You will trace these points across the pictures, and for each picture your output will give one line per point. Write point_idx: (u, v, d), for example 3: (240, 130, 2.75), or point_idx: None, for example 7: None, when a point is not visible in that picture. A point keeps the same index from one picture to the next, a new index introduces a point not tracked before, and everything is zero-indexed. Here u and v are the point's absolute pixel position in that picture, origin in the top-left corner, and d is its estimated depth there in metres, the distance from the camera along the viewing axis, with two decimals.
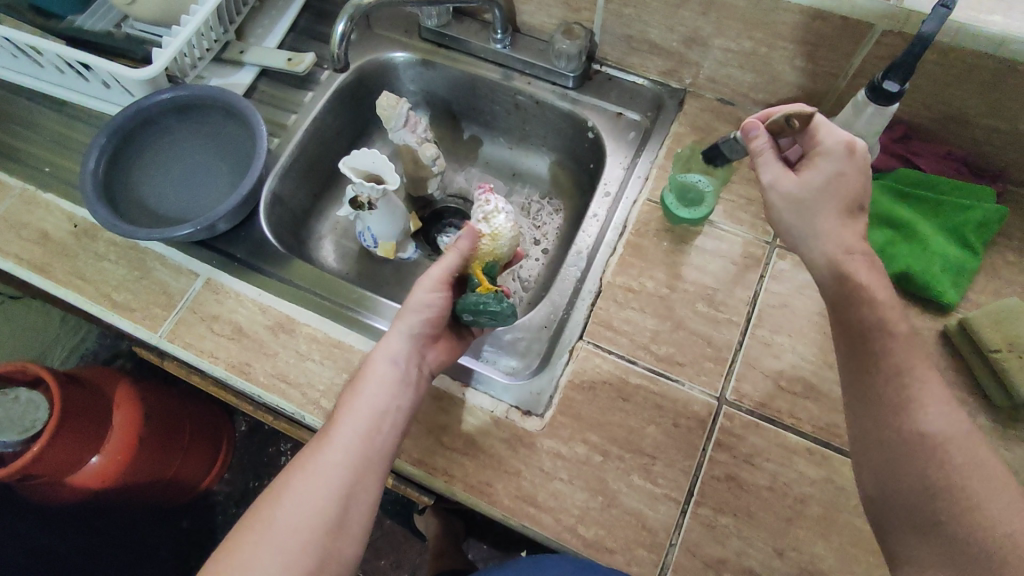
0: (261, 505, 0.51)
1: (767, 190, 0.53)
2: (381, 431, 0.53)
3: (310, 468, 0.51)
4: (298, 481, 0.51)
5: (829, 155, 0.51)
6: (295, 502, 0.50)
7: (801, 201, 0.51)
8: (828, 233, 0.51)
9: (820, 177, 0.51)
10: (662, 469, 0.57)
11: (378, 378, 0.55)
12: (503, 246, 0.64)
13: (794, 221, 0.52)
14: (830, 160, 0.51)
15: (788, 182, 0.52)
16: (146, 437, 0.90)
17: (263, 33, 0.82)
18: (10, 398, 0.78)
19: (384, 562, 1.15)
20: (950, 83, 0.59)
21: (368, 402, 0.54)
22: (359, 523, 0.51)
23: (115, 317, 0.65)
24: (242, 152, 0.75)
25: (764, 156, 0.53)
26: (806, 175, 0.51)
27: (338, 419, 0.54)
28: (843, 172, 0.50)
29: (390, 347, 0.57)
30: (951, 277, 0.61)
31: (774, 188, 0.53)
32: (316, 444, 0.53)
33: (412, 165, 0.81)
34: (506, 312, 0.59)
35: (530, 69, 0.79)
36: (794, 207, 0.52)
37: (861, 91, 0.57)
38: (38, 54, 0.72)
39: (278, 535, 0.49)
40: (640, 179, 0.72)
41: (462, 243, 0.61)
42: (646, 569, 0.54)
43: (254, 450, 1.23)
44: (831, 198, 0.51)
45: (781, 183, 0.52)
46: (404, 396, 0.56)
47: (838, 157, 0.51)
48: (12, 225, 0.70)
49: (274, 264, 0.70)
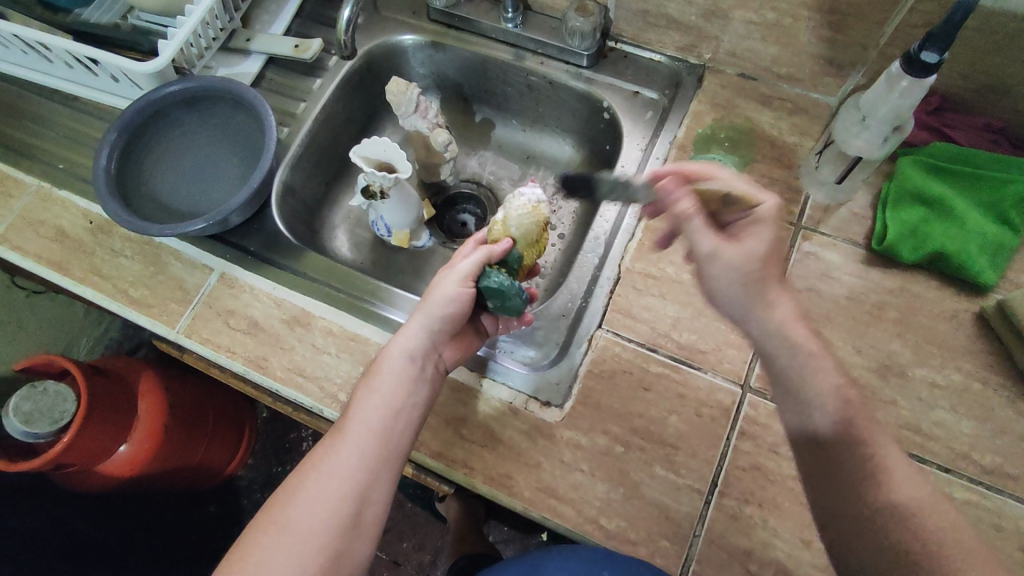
0: (274, 507, 0.51)
1: (706, 260, 0.50)
2: (397, 430, 0.54)
3: (325, 469, 0.52)
4: (314, 481, 0.51)
5: (764, 222, 0.50)
6: (309, 505, 0.50)
7: (742, 264, 0.49)
8: (776, 305, 0.49)
9: (762, 244, 0.49)
10: (685, 460, 0.56)
11: (392, 374, 0.55)
12: (515, 231, 0.61)
13: (738, 297, 0.49)
14: (761, 226, 0.49)
15: (732, 249, 0.49)
16: (170, 427, 0.91)
17: (269, 20, 0.80)
18: (38, 390, 0.77)
19: (407, 544, 1.17)
20: (990, 50, 0.56)
21: (385, 401, 0.54)
22: (373, 524, 0.52)
23: (133, 313, 0.65)
24: (253, 143, 0.74)
25: (693, 221, 0.50)
26: (746, 243, 0.49)
27: (351, 417, 0.54)
28: (777, 236, 0.50)
29: (407, 342, 0.56)
30: (987, 256, 0.58)
31: (717, 256, 0.49)
32: (330, 443, 0.53)
33: (423, 151, 0.80)
34: (507, 292, 0.58)
35: (543, 49, 0.76)
36: (733, 279, 0.49)
37: (895, 63, 0.53)
38: (47, 50, 0.71)
39: (293, 539, 0.49)
40: (658, 161, 0.70)
41: (496, 249, 0.59)
42: (670, 561, 0.53)
43: (277, 436, 1.24)
44: (772, 265, 0.49)
45: (720, 251, 0.49)
46: (419, 394, 0.56)
47: (773, 222, 0.50)
48: (29, 223, 0.70)
49: (288, 257, 0.70)
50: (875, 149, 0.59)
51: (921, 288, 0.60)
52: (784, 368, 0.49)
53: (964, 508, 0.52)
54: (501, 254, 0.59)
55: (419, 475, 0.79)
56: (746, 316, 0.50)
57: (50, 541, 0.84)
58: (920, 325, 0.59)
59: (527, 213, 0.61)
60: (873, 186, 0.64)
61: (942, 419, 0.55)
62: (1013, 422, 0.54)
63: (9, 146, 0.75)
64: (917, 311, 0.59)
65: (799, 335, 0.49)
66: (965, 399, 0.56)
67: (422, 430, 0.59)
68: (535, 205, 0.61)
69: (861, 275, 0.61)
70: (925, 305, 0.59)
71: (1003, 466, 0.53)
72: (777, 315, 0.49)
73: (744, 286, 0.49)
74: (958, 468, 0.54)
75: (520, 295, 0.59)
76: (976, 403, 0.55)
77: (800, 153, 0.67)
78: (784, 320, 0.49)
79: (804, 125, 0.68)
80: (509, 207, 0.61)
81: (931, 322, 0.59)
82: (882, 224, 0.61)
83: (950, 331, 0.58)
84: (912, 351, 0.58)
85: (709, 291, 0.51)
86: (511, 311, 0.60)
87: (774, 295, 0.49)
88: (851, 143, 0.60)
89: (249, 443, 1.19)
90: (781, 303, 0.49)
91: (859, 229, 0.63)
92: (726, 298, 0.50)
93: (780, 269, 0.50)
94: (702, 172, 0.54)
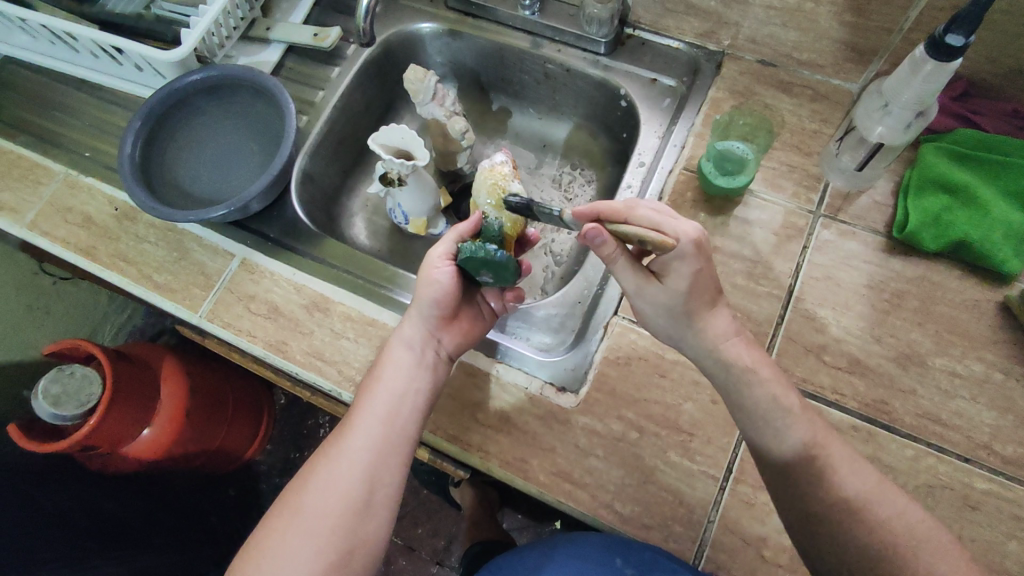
0: (291, 494, 0.53)
1: (635, 298, 0.54)
2: (402, 415, 0.55)
3: (334, 455, 0.53)
4: (325, 466, 0.53)
5: (683, 261, 0.49)
6: (321, 491, 0.52)
7: (673, 301, 0.52)
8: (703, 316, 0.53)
9: (682, 283, 0.51)
10: (699, 446, 0.56)
11: (394, 363, 0.56)
12: (481, 203, 0.63)
13: (669, 326, 0.54)
14: (682, 262, 0.50)
15: (654, 293, 0.52)
16: (192, 411, 0.93)
17: (289, 9, 0.81)
18: (66, 374, 0.79)
19: (422, 530, 1.18)
20: (1019, 32, 0.55)
21: (387, 388, 0.56)
22: (386, 506, 0.53)
23: (157, 297, 0.67)
24: (271, 131, 0.75)
25: (618, 263, 0.52)
26: (669, 282, 0.52)
27: (359, 406, 0.56)
28: (700, 270, 0.50)
29: (404, 333, 0.59)
30: (1014, 245, 0.57)
31: (642, 295, 0.53)
32: (340, 433, 0.55)
33: (440, 139, 0.80)
34: (472, 255, 0.56)
35: (560, 36, 0.76)
36: (664, 313, 0.53)
37: (920, 46, 0.51)
38: (73, 40, 0.72)
39: (307, 522, 0.51)
40: (676, 148, 0.70)
41: (464, 225, 0.60)
42: (683, 546, 0.53)
43: (294, 423, 1.27)
44: (698, 297, 0.51)
45: (645, 291, 0.53)
46: (423, 379, 0.57)
47: (692, 262, 0.49)
48: (57, 209, 0.72)
49: (307, 244, 0.71)
50: (897, 136, 0.58)
51: (944, 277, 0.59)
52: (725, 382, 0.52)
53: (984, 498, 0.52)
54: (470, 228, 0.60)
55: (434, 459, 0.80)
56: (682, 339, 0.54)
57: (80, 521, 0.86)
58: (941, 315, 0.58)
59: (484, 179, 0.63)
60: (894, 173, 0.64)
61: (962, 409, 0.55)
62: None
63: (38, 134, 0.76)
64: (938, 300, 0.58)
65: (731, 341, 0.52)
66: (986, 389, 0.55)
67: (438, 414, 0.60)
68: (486, 168, 0.64)
69: (881, 264, 0.60)
70: (947, 293, 0.59)
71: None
72: (709, 336, 0.52)
73: (676, 318, 0.53)
74: (977, 458, 0.53)
75: (487, 250, 0.56)
76: (999, 394, 0.55)
77: (820, 141, 0.66)
78: (717, 325, 0.53)
79: (825, 111, 0.67)
80: (474, 184, 0.64)
81: (953, 311, 0.58)
82: (903, 211, 0.60)
83: (972, 320, 0.57)
84: (933, 340, 0.57)
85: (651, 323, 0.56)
86: (504, 271, 0.58)
87: (705, 319, 0.52)
88: (873, 129, 0.59)
89: (268, 429, 1.21)
90: (714, 322, 0.53)
91: (880, 217, 0.62)
92: (665, 329, 0.55)
93: (711, 292, 0.52)
94: (620, 209, 0.52)
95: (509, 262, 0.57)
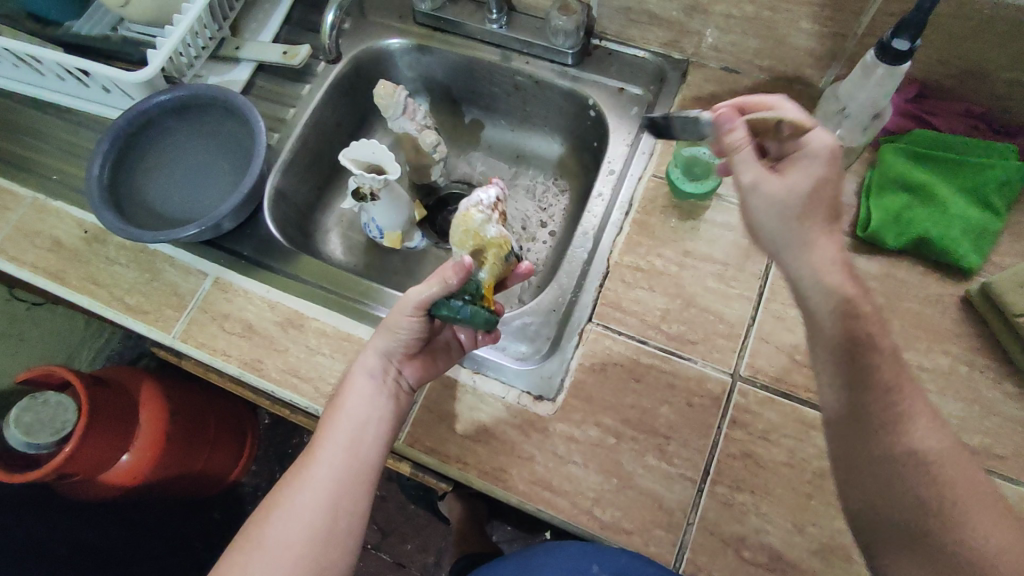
0: (258, 522, 0.53)
1: (746, 192, 0.47)
2: (365, 444, 0.55)
3: (299, 484, 0.54)
4: (290, 496, 0.53)
5: (814, 159, 0.46)
6: (287, 520, 0.52)
7: (786, 197, 0.45)
8: (815, 244, 0.44)
9: (807, 181, 0.45)
10: (677, 449, 0.56)
11: (356, 392, 0.56)
12: (465, 248, 0.59)
13: (778, 230, 0.46)
14: (813, 160, 0.46)
15: (772, 186, 0.46)
16: (171, 435, 0.92)
17: (257, 28, 0.81)
18: (38, 401, 0.78)
19: (411, 546, 1.17)
20: (966, 36, 0.57)
21: (349, 417, 0.56)
22: (352, 533, 0.53)
23: (128, 319, 0.66)
24: (242, 150, 0.75)
25: (741, 151, 0.48)
26: (791, 178, 0.46)
27: (321, 434, 0.56)
28: (826, 177, 0.45)
29: (365, 361, 0.58)
30: (972, 240, 0.59)
31: (756, 191, 0.47)
32: (304, 460, 0.55)
33: (413, 152, 0.80)
34: (438, 309, 0.53)
35: (528, 49, 0.77)
36: (771, 212, 0.46)
37: (870, 51, 0.53)
38: (38, 63, 0.72)
39: (273, 552, 0.51)
40: (644, 155, 0.70)
41: (452, 274, 0.52)
42: (663, 549, 0.54)
43: (278, 442, 1.25)
44: (816, 205, 0.45)
45: (761, 183, 0.47)
46: (384, 408, 0.56)
47: (823, 164, 0.45)
48: (25, 234, 0.71)
49: (281, 260, 0.71)
50: (855, 137, 0.60)
51: (907, 274, 0.61)
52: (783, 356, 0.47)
53: None
54: (460, 274, 0.52)
55: (416, 473, 0.75)
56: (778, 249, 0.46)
57: (56, 549, 0.85)
58: (907, 310, 0.59)
59: (458, 224, 0.60)
60: (857, 174, 0.65)
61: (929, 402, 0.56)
62: (1001, 403, 0.55)
63: (4, 159, 0.76)
64: (903, 296, 0.60)
65: None
66: (952, 381, 0.56)
67: (414, 427, 0.59)
68: (461, 212, 0.60)
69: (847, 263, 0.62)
70: (911, 290, 0.60)
71: (991, 446, 0.54)
72: (815, 258, 0.44)
73: (791, 222, 0.45)
74: None
75: (451, 306, 0.53)
76: (964, 385, 0.56)
77: None
78: None
79: None
80: (455, 225, 0.61)
81: (918, 307, 0.59)
82: (866, 211, 0.62)
83: (936, 315, 0.59)
84: (899, 336, 0.58)
85: (752, 228, 0.48)
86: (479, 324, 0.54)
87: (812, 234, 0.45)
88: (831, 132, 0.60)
89: (252, 449, 1.20)
90: None
91: (844, 217, 0.64)
92: (766, 232, 0.47)
93: (828, 212, 0.45)
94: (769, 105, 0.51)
95: (479, 316, 0.54)
